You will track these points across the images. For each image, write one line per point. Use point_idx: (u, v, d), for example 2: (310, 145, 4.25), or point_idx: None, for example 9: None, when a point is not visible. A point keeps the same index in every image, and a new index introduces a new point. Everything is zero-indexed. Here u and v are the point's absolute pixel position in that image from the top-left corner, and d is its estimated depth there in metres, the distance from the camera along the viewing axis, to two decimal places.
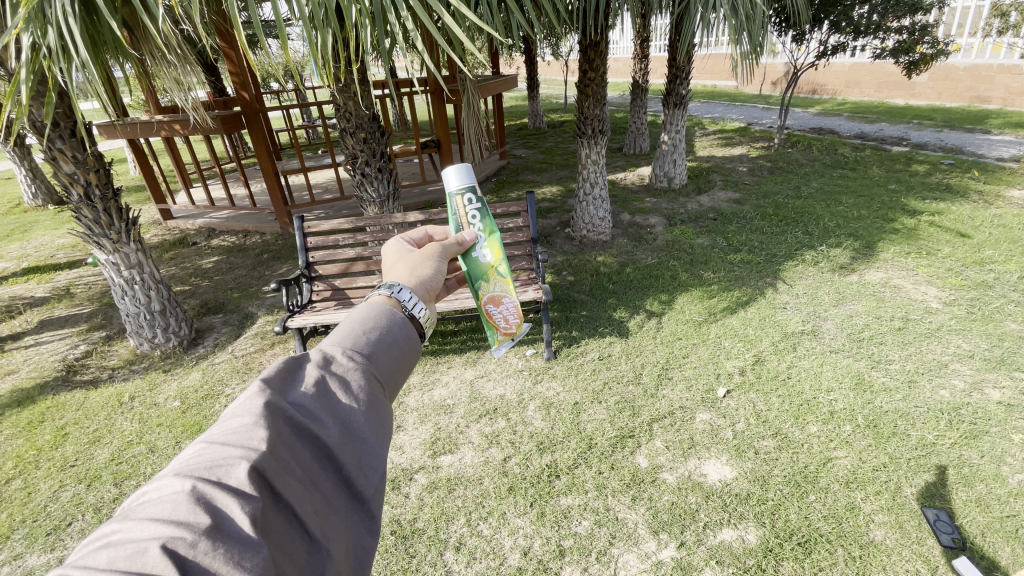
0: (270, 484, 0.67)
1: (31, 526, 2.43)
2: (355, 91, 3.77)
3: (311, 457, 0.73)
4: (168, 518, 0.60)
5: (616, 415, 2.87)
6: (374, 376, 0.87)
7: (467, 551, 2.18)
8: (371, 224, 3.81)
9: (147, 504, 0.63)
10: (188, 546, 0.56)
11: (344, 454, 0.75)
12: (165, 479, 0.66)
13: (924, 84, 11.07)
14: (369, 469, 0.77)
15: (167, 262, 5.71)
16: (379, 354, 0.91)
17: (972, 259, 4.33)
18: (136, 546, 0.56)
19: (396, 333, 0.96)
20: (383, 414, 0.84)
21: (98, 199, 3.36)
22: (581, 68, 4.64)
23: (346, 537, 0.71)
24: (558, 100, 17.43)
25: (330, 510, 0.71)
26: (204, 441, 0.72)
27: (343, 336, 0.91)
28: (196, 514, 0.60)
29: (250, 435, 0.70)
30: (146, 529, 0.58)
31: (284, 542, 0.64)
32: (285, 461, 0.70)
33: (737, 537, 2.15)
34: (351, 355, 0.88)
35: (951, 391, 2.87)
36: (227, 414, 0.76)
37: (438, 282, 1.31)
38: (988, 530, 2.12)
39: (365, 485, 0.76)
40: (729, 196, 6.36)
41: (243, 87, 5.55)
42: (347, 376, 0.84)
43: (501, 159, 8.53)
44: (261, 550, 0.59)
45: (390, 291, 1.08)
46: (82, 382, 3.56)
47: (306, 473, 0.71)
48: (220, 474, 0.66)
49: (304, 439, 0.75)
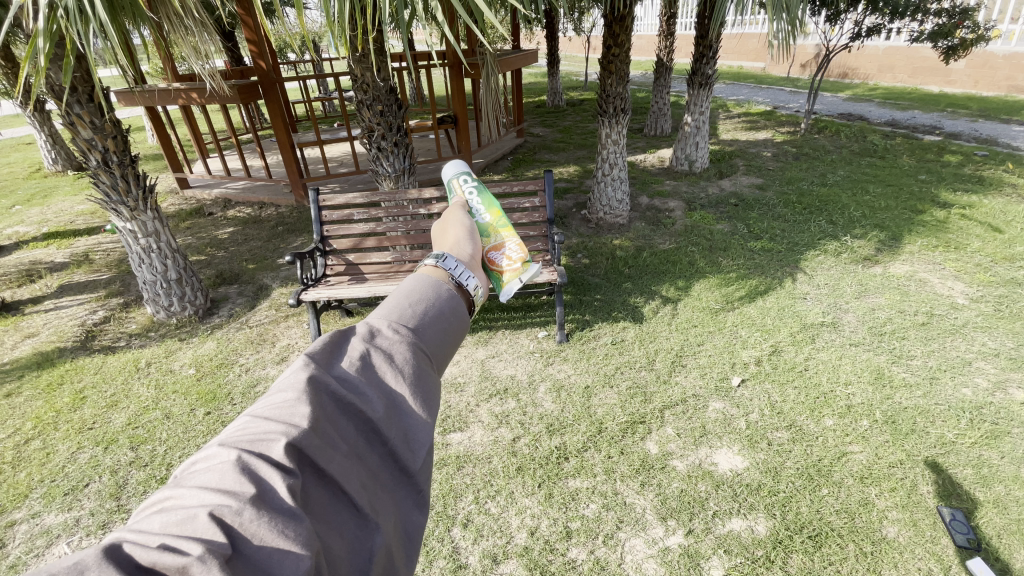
0: (312, 459, 0.66)
1: (49, 485, 2.50)
2: (372, 61, 3.69)
3: (355, 432, 0.72)
4: (217, 487, 0.62)
5: (627, 401, 2.85)
6: (420, 349, 0.83)
7: (474, 528, 2.19)
8: (386, 200, 3.76)
9: (197, 473, 0.65)
10: (234, 514, 0.58)
11: (389, 430, 0.73)
12: (213, 450, 0.68)
13: (961, 71, 10.60)
14: (415, 442, 0.75)
15: (183, 231, 5.75)
16: (426, 327, 0.86)
17: (1002, 255, 4.18)
18: (187, 511, 0.59)
19: (444, 305, 0.90)
20: (430, 389, 0.80)
21: (116, 165, 3.36)
22: (605, 43, 4.48)
23: (394, 512, 0.70)
24: (578, 77, 17.15)
25: (376, 485, 0.70)
26: (249, 415, 0.72)
27: (390, 308, 0.88)
28: (241, 483, 0.62)
29: (293, 411, 0.69)
30: (196, 496, 0.61)
31: (330, 517, 0.64)
32: (328, 436, 0.68)
33: (747, 527, 2.14)
34: (397, 327, 0.84)
35: (974, 389, 2.79)
36: (273, 388, 0.75)
37: (480, 249, 1.21)
38: (1005, 533, 2.07)
39: (411, 459, 0.74)
40: (752, 181, 6.21)
41: (261, 56, 5.46)
42: (392, 349, 0.80)
43: (518, 137, 8.38)
44: (304, 520, 0.59)
45: (438, 260, 1.01)
46: (101, 347, 3.62)
47: (350, 447, 0.70)
48: (262, 448, 0.66)
49: (348, 414, 0.73)
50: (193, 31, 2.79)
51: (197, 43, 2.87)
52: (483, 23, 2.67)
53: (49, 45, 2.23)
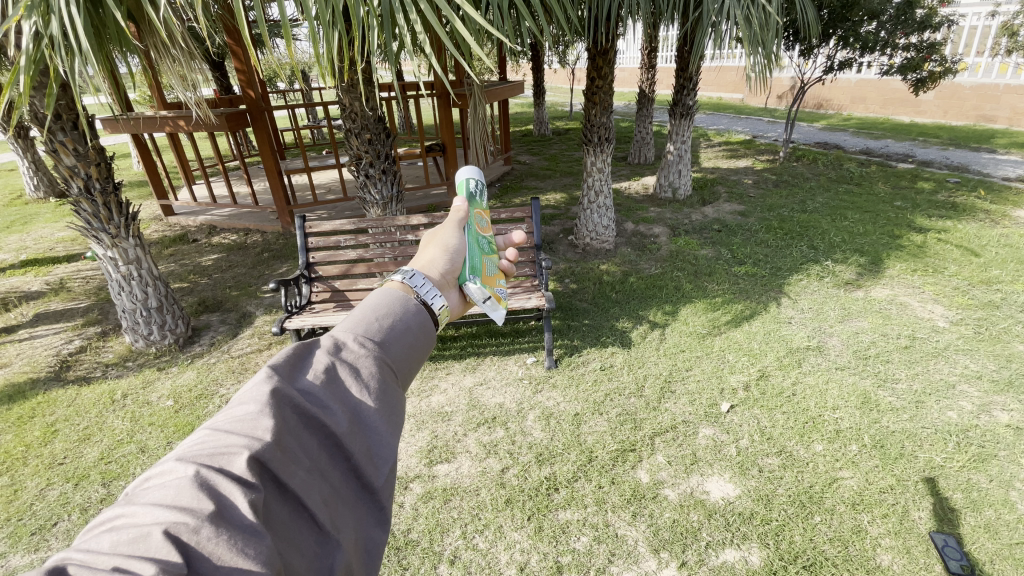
0: (274, 475, 0.63)
1: (15, 525, 2.36)
2: (361, 91, 3.73)
3: (318, 447, 0.70)
4: (172, 504, 0.59)
5: (617, 428, 2.81)
6: (386, 363, 0.81)
7: (462, 564, 2.12)
8: (373, 226, 3.75)
9: (151, 489, 0.62)
10: (191, 531, 0.55)
11: (354, 444, 0.71)
12: (170, 464, 0.64)
13: (930, 102, 11.09)
14: (379, 458, 0.72)
15: (166, 258, 5.67)
16: (392, 341, 0.84)
17: (979, 279, 4.28)
18: (139, 529, 0.56)
19: (410, 320, 0.88)
20: (395, 404, 0.78)
21: (98, 192, 3.32)
22: (589, 75, 4.61)
23: (355, 528, 0.68)
24: (563, 107, 17.57)
25: (339, 500, 0.68)
26: (209, 428, 0.69)
27: (355, 321, 0.85)
28: (199, 500, 0.59)
29: (255, 424, 0.67)
30: (150, 513, 0.58)
31: (291, 534, 0.62)
32: (291, 451, 0.66)
33: (741, 558, 2.09)
34: (363, 341, 0.81)
35: (959, 412, 2.81)
36: (233, 401, 0.72)
37: (455, 266, 1.26)
38: (997, 558, 2.05)
39: (375, 475, 0.72)
40: (734, 208, 6.34)
41: (249, 85, 5.51)
42: (357, 363, 0.78)
43: (506, 164, 8.49)
44: (264, 537, 0.57)
45: (406, 277, 1.00)
46: (76, 378, 3.50)
47: (313, 462, 0.68)
48: (223, 463, 0.63)
49: (312, 428, 0.71)
50: (180, 60, 2.80)
51: (184, 72, 2.88)
52: (469, 56, 2.72)
53: (31, 72, 2.20)
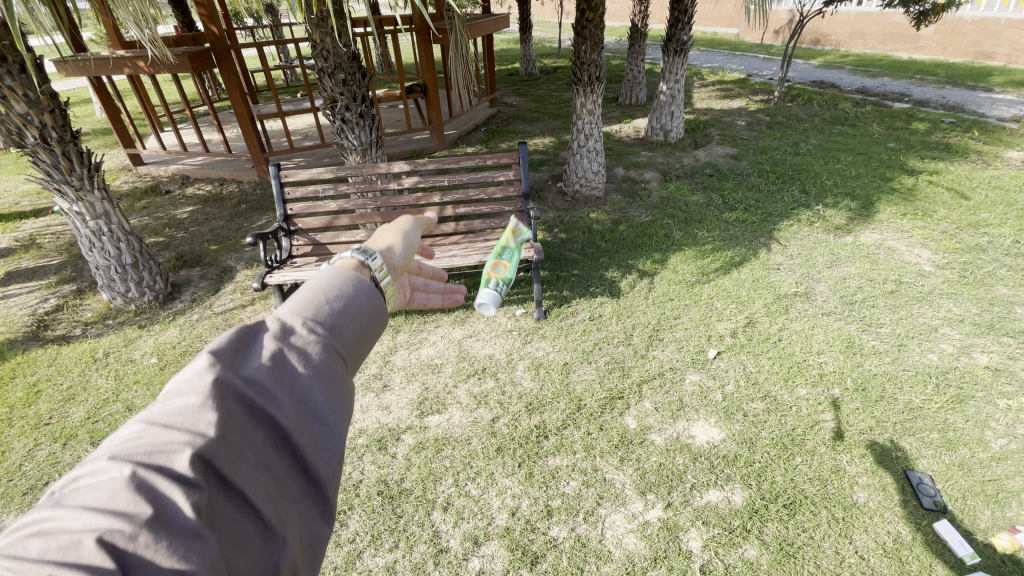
0: (215, 476, 0.59)
1: (6, 485, 2.37)
2: (332, 25, 3.44)
3: (261, 442, 0.65)
4: (103, 509, 0.55)
5: (606, 376, 2.84)
6: (337, 349, 0.75)
7: (455, 511, 2.17)
8: (353, 174, 3.56)
9: (80, 489, 0.57)
10: (127, 539, 0.52)
11: (301, 438, 0.67)
12: (98, 461, 0.59)
13: (930, 37, 10.69)
14: (326, 450, 0.70)
15: (139, 211, 5.44)
16: (345, 325, 0.78)
17: (967, 222, 4.27)
18: (70, 536, 0.52)
19: (365, 301, 0.81)
20: (345, 395, 0.74)
21: (55, 141, 3.11)
22: (579, 7, 4.31)
23: (301, 520, 0.66)
24: (551, 44, 16.70)
25: (284, 493, 0.65)
26: (142, 418, 0.63)
27: (305, 300, 0.78)
28: (134, 503, 0.55)
29: (194, 419, 0.61)
30: (81, 518, 0.54)
31: (235, 531, 0.59)
32: (234, 446, 0.62)
33: (724, 498, 2.17)
34: (312, 325, 0.75)
35: (940, 355, 2.88)
36: (167, 388, 0.66)
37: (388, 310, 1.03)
38: (969, 494, 2.15)
39: (323, 467, 0.69)
40: (726, 151, 6.20)
41: (212, 20, 5.07)
42: (306, 350, 0.72)
43: (491, 107, 8.14)
44: (208, 541, 0.55)
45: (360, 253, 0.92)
46: (54, 337, 3.42)
47: (257, 458, 0.64)
48: (160, 460, 0.59)
49: (254, 421, 0.66)
50: None
51: (138, 7, 2.62)
52: None
53: None
